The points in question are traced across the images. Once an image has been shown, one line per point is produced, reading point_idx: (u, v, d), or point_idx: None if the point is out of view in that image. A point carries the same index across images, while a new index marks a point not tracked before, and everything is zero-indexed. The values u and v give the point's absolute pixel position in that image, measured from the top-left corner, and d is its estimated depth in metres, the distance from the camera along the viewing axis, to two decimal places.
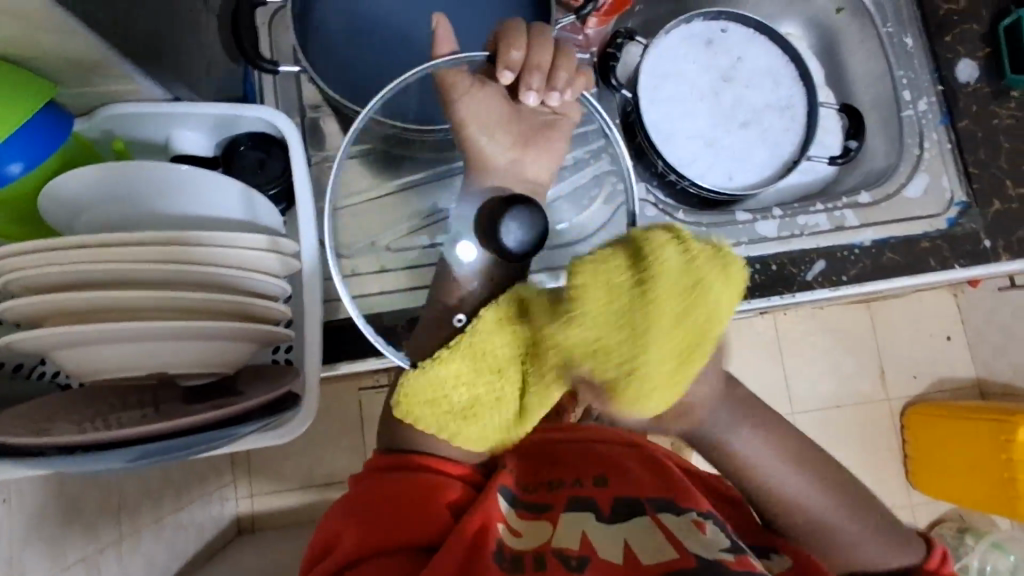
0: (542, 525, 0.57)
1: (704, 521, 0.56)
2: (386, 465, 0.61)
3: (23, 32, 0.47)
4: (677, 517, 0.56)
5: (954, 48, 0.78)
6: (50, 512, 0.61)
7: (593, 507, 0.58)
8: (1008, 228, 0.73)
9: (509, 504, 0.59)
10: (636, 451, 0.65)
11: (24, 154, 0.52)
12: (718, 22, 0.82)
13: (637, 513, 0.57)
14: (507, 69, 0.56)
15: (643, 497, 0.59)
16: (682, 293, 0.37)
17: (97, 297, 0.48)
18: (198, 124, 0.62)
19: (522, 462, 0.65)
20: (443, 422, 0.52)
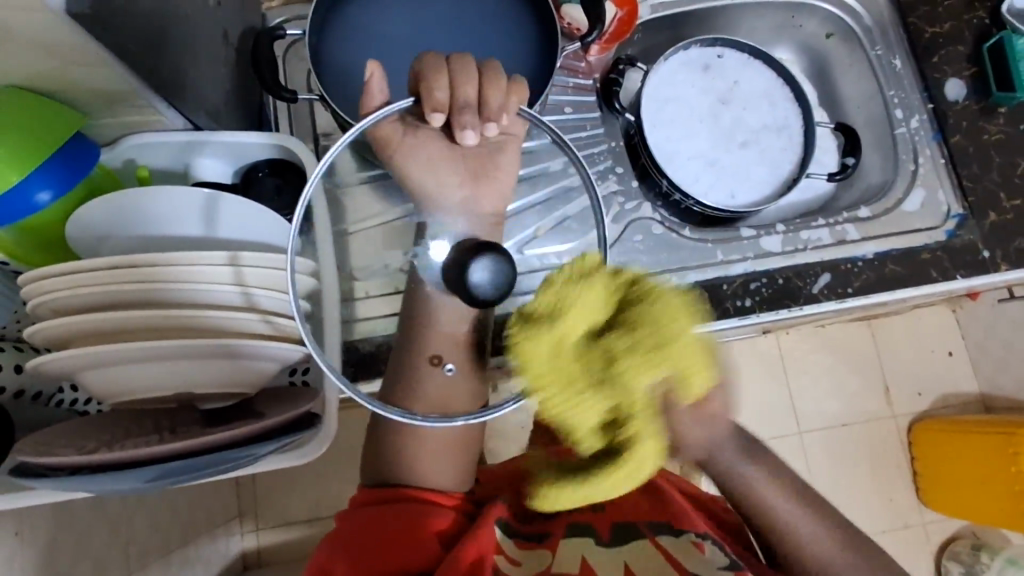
0: (543, 551, 0.55)
1: (703, 543, 0.55)
2: (364, 500, 0.58)
3: (54, 66, 0.49)
4: (675, 538, 0.55)
5: (941, 68, 0.81)
6: (61, 544, 0.60)
7: (592, 530, 0.56)
8: (1006, 239, 0.75)
9: (508, 535, 0.56)
10: None
11: (56, 182, 0.54)
12: (714, 48, 0.85)
13: (634, 535, 0.56)
14: (435, 112, 0.52)
15: (640, 520, 0.57)
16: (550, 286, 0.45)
17: (104, 319, 0.48)
18: (217, 152, 0.65)
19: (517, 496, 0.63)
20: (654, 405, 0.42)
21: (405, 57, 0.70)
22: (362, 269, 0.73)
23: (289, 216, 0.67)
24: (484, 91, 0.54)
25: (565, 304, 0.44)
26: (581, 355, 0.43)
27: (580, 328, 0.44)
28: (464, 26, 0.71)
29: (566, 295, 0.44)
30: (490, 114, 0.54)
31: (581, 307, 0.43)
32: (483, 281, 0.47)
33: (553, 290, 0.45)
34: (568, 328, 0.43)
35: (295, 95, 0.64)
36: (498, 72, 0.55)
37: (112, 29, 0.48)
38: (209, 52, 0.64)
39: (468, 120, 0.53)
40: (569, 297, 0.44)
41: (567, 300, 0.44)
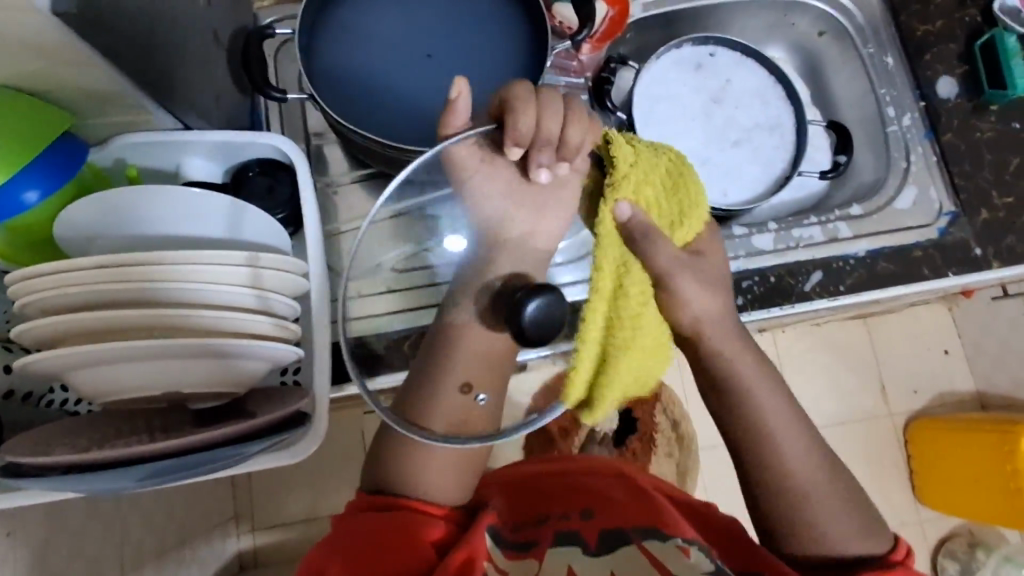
0: (530, 559, 0.54)
1: (689, 547, 0.55)
2: (357, 506, 0.58)
3: (41, 66, 0.49)
4: (662, 544, 0.54)
5: (933, 67, 0.81)
6: (53, 545, 0.60)
7: (579, 539, 0.56)
8: (998, 236, 0.75)
9: (496, 542, 0.56)
10: (617, 485, 0.65)
11: (43, 182, 0.54)
12: (706, 47, 0.85)
13: (623, 542, 0.55)
14: (515, 145, 0.53)
15: (628, 527, 0.57)
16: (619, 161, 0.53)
17: (108, 317, 0.48)
18: (208, 152, 0.65)
19: (507, 504, 0.64)
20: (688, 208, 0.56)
21: (396, 57, 0.70)
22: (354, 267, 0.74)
23: (281, 215, 0.66)
24: (567, 127, 0.54)
25: (629, 162, 0.52)
26: (651, 179, 0.53)
27: (641, 171, 0.53)
28: (455, 25, 0.71)
29: (628, 157, 0.53)
30: (566, 152, 0.55)
31: (633, 160, 0.53)
32: (535, 314, 0.45)
33: (624, 157, 0.53)
34: (646, 181, 0.53)
35: (284, 95, 0.64)
36: (583, 110, 0.55)
37: (99, 28, 0.48)
38: (199, 53, 0.64)
39: (544, 158, 0.54)
40: (630, 154, 0.53)
41: (632, 160, 0.53)
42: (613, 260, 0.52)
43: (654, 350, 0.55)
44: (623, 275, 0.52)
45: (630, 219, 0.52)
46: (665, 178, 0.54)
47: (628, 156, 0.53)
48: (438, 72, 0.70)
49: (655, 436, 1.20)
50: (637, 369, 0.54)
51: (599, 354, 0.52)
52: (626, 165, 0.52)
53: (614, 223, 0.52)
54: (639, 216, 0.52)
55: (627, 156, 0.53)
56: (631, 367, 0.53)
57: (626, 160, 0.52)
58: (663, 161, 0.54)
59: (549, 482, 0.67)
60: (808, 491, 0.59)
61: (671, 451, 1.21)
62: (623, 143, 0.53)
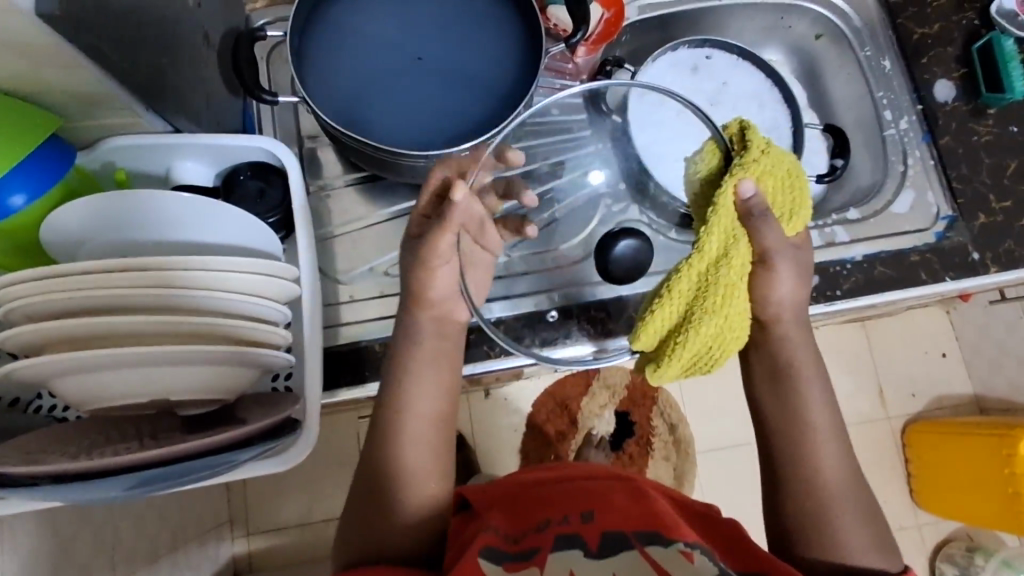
0: (530, 569, 0.51)
1: (692, 552, 0.52)
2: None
3: (26, 68, 0.48)
4: (665, 548, 0.52)
5: (930, 70, 0.81)
6: (44, 551, 0.60)
7: (580, 542, 0.53)
8: (996, 240, 0.74)
9: (493, 560, 0.52)
10: (617, 486, 0.63)
11: (28, 186, 0.53)
12: (703, 49, 0.85)
13: (622, 546, 0.52)
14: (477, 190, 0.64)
15: (629, 530, 0.54)
16: (758, 144, 0.56)
17: (108, 321, 0.48)
18: (199, 156, 0.65)
19: (503, 514, 0.61)
20: (795, 214, 0.57)
21: (389, 59, 0.69)
22: (348, 273, 0.74)
23: (272, 220, 0.65)
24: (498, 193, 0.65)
25: (761, 150, 0.56)
26: (776, 174, 0.56)
27: (770, 162, 0.56)
28: (447, 27, 0.70)
29: (764, 144, 0.56)
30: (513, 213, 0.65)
31: (763, 150, 0.56)
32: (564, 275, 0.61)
33: (761, 144, 0.56)
34: (768, 170, 0.56)
35: (276, 98, 0.63)
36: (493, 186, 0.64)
37: (85, 29, 0.47)
38: (189, 54, 0.63)
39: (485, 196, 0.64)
40: (764, 144, 0.56)
41: (762, 147, 0.56)
42: (723, 230, 0.55)
43: (737, 333, 0.57)
44: (729, 247, 0.55)
45: (751, 196, 0.54)
46: (796, 178, 0.57)
47: (763, 146, 0.56)
48: (431, 74, 0.69)
49: (652, 440, 1.22)
50: (715, 341, 0.56)
51: (683, 312, 0.56)
52: (757, 150, 0.56)
53: (734, 195, 0.55)
54: (759, 196, 0.55)
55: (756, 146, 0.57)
56: (710, 333, 0.55)
57: (758, 148, 0.56)
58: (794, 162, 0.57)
59: (545, 489, 0.64)
60: (803, 501, 0.58)
61: (668, 455, 1.21)
62: (758, 134, 0.58)
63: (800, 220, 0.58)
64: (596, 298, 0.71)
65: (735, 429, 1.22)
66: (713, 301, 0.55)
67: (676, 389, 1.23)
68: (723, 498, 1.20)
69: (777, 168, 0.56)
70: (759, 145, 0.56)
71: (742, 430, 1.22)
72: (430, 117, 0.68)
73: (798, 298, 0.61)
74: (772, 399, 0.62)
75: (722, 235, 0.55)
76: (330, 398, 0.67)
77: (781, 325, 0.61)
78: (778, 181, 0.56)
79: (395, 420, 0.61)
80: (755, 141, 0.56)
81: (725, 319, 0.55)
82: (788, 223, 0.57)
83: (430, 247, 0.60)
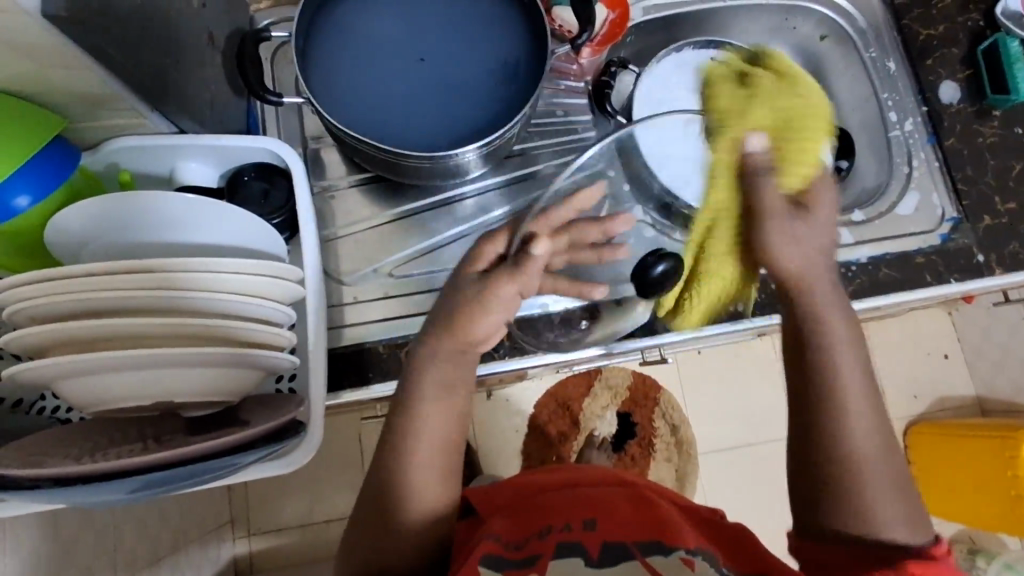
0: None
1: (693, 559, 0.51)
2: None
3: (32, 68, 0.48)
4: (665, 558, 0.51)
5: (935, 71, 0.81)
6: (48, 553, 0.59)
7: (581, 550, 0.53)
8: (1001, 243, 0.74)
9: (494, 569, 0.52)
10: (619, 494, 0.62)
11: (33, 187, 0.53)
12: (708, 50, 0.84)
13: (623, 555, 0.52)
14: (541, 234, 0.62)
15: (629, 540, 0.54)
16: (732, 97, 0.62)
17: (110, 324, 0.47)
18: (203, 157, 0.64)
19: (506, 520, 0.61)
20: (798, 158, 0.57)
21: (394, 60, 0.69)
22: (351, 275, 0.74)
23: (276, 222, 0.65)
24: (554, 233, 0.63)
25: (735, 104, 0.61)
26: (755, 117, 0.59)
27: (741, 111, 0.60)
28: (451, 28, 0.70)
29: (737, 95, 0.62)
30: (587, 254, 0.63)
31: (735, 102, 0.61)
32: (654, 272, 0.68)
33: (733, 96, 0.62)
34: (750, 116, 0.60)
35: (281, 99, 0.63)
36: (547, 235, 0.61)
37: (91, 30, 0.47)
38: (193, 54, 0.63)
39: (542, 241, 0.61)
40: (732, 95, 0.62)
41: (733, 99, 0.62)
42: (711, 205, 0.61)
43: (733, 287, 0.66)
44: (715, 220, 0.61)
45: (755, 151, 0.58)
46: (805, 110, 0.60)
47: (737, 95, 0.62)
48: (436, 75, 0.69)
49: (655, 441, 1.22)
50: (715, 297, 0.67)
51: (685, 282, 0.68)
52: (727, 103, 0.62)
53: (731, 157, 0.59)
54: (764, 154, 0.58)
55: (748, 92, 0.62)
56: (712, 294, 0.67)
57: (734, 102, 0.61)
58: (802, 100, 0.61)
59: (546, 496, 0.64)
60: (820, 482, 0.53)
61: (670, 456, 1.21)
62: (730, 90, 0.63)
63: (806, 162, 0.57)
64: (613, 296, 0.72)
65: (737, 430, 1.22)
66: (707, 270, 0.65)
67: (678, 391, 1.23)
68: (726, 499, 1.20)
69: (750, 115, 0.60)
70: (734, 94, 0.62)
71: (744, 432, 1.22)
72: (436, 118, 0.68)
73: (815, 255, 0.56)
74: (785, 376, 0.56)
75: (713, 196, 0.60)
76: (334, 399, 0.67)
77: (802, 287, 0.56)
78: (772, 127, 0.59)
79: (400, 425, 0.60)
80: (723, 98, 0.63)
81: (728, 281, 0.65)
82: (794, 171, 0.57)
83: (489, 291, 0.58)
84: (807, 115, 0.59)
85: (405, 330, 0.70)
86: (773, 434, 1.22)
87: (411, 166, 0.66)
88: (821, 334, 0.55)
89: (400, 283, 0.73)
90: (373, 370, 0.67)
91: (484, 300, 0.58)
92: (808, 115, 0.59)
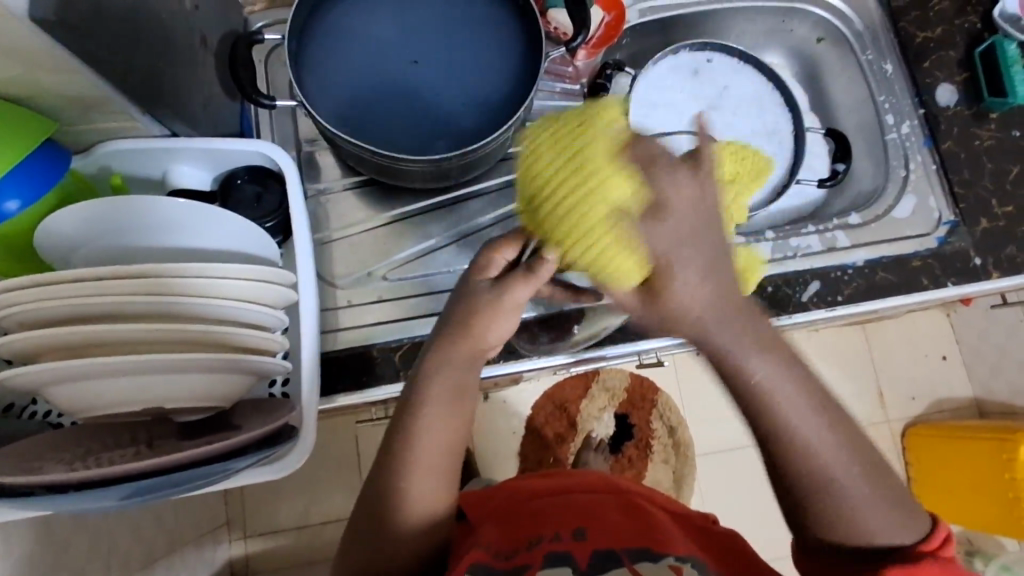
0: None
1: (681, 565, 0.52)
2: None
3: (22, 72, 0.48)
4: (654, 564, 0.51)
5: (932, 74, 0.80)
6: (40, 558, 0.59)
7: (570, 559, 0.53)
8: (998, 246, 0.73)
9: None
10: (611, 504, 0.62)
11: (22, 191, 0.53)
12: (704, 52, 0.84)
13: (613, 562, 0.52)
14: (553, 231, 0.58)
15: (620, 547, 0.54)
16: (560, 159, 0.47)
17: (100, 330, 0.47)
18: (195, 160, 0.64)
19: (496, 530, 0.60)
20: (578, 248, 0.47)
21: (388, 62, 0.69)
22: (345, 278, 0.73)
23: (269, 225, 0.65)
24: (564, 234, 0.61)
25: (537, 181, 0.48)
26: (557, 201, 0.47)
27: (568, 191, 0.46)
28: (445, 30, 0.69)
29: (565, 158, 0.47)
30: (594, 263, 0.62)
31: (559, 169, 0.47)
32: None
33: (558, 157, 0.47)
34: (544, 211, 0.48)
35: (275, 102, 0.63)
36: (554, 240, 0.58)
37: (80, 34, 0.46)
38: (186, 57, 0.63)
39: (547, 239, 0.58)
40: (532, 167, 0.49)
41: (560, 163, 0.47)
42: None
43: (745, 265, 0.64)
44: None
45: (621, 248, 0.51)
46: (567, 189, 0.46)
47: (551, 162, 0.47)
48: (430, 77, 0.69)
49: (652, 443, 1.22)
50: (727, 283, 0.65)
51: None
52: (551, 173, 0.47)
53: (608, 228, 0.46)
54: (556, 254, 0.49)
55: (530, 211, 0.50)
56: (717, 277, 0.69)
57: (532, 182, 0.49)
58: (737, 146, 0.66)
59: (538, 505, 0.64)
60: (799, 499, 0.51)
61: (667, 458, 1.21)
62: (539, 150, 0.48)
63: (599, 252, 0.46)
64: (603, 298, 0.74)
65: (735, 432, 1.22)
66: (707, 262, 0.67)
67: (676, 392, 1.23)
68: (723, 501, 1.20)
69: (561, 200, 0.47)
70: (534, 164, 0.48)
71: (741, 434, 1.22)
72: (431, 121, 0.68)
73: (708, 294, 0.46)
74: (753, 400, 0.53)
75: None
76: (328, 404, 0.66)
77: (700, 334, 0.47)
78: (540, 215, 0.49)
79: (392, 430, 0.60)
80: (539, 171, 0.48)
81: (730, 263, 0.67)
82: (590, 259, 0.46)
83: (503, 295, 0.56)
84: (582, 181, 0.46)
85: (399, 334, 0.69)
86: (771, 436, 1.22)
87: (405, 169, 0.66)
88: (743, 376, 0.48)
89: (396, 286, 0.73)
90: (366, 373, 0.67)
91: (501, 306, 0.56)
92: (576, 182, 0.46)
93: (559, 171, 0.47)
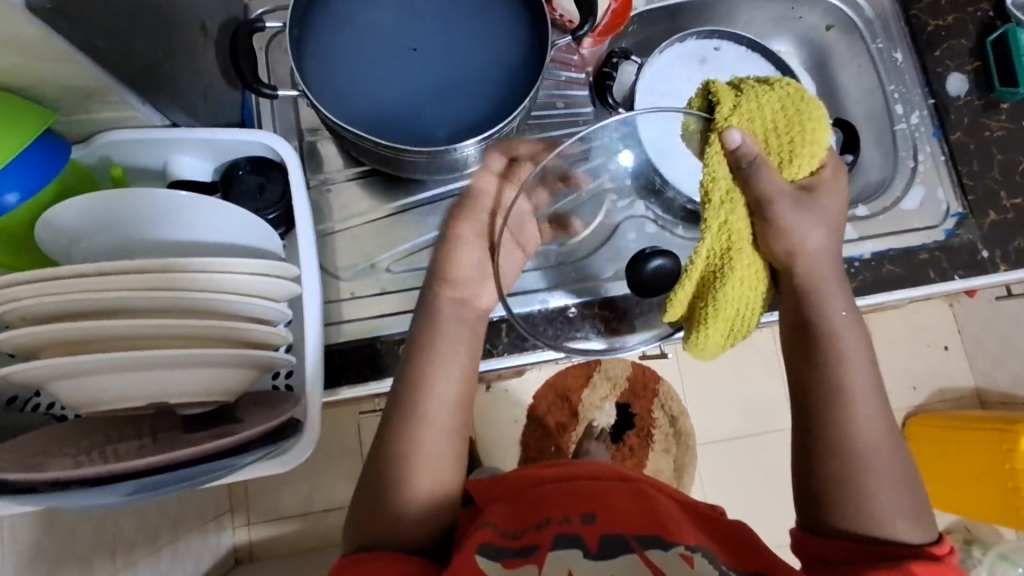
0: (529, 567, 0.51)
1: (691, 555, 0.52)
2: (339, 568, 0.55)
3: (21, 61, 0.47)
4: (665, 552, 0.52)
5: (943, 63, 0.79)
6: (47, 548, 0.59)
7: (579, 543, 0.53)
8: (1006, 238, 0.72)
9: (491, 557, 0.52)
10: (618, 487, 0.62)
11: (20, 183, 0.52)
12: (711, 40, 0.82)
13: (623, 549, 0.52)
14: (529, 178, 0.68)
15: (628, 533, 0.54)
16: (763, 93, 0.55)
17: (104, 325, 0.47)
18: (197, 150, 0.63)
19: (503, 511, 0.61)
20: (784, 146, 0.54)
21: (391, 51, 0.67)
22: (348, 270, 0.73)
23: (272, 216, 0.64)
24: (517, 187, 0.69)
25: (747, 105, 0.54)
26: (753, 127, 0.54)
27: (759, 115, 0.54)
28: (450, 17, 0.68)
29: (748, 95, 0.55)
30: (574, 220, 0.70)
31: (749, 102, 0.54)
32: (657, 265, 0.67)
33: (759, 91, 0.55)
34: (755, 125, 0.54)
35: (276, 91, 0.62)
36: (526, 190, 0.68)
37: (82, 23, 0.45)
38: (187, 45, 0.62)
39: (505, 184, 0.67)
40: (754, 86, 0.55)
41: (743, 100, 0.55)
42: (728, 232, 0.56)
43: (757, 282, 0.58)
44: (732, 243, 0.56)
45: (740, 146, 0.53)
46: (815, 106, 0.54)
47: (764, 94, 0.55)
48: (433, 67, 0.67)
49: (653, 432, 1.22)
50: (741, 299, 0.57)
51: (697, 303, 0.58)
52: (729, 99, 0.55)
53: (723, 150, 0.54)
54: (753, 145, 0.53)
55: (735, 95, 0.56)
56: (732, 315, 0.58)
57: (727, 104, 0.55)
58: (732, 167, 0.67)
59: (545, 487, 0.64)
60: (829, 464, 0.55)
61: (668, 447, 1.21)
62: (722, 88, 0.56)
63: (807, 159, 0.55)
64: (603, 294, 0.70)
65: (736, 421, 1.22)
66: (730, 280, 0.56)
67: (677, 382, 1.23)
68: (723, 490, 1.20)
69: (747, 110, 0.54)
70: (753, 95, 0.55)
71: (743, 423, 1.22)
72: (435, 111, 0.67)
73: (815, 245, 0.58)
74: (800, 360, 0.59)
75: (735, 211, 0.55)
76: (333, 396, 0.66)
77: (792, 264, 0.58)
78: (748, 116, 0.54)
79: (399, 420, 0.60)
80: (723, 99, 0.55)
81: (750, 301, 0.58)
82: (793, 165, 0.55)
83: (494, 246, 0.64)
84: (777, 112, 0.54)
85: (403, 326, 0.69)
86: (772, 426, 1.22)
87: (411, 160, 0.65)
88: (826, 316, 0.58)
89: (400, 278, 0.72)
90: (370, 366, 0.66)
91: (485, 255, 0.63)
92: (782, 103, 0.54)
93: (747, 100, 0.55)
